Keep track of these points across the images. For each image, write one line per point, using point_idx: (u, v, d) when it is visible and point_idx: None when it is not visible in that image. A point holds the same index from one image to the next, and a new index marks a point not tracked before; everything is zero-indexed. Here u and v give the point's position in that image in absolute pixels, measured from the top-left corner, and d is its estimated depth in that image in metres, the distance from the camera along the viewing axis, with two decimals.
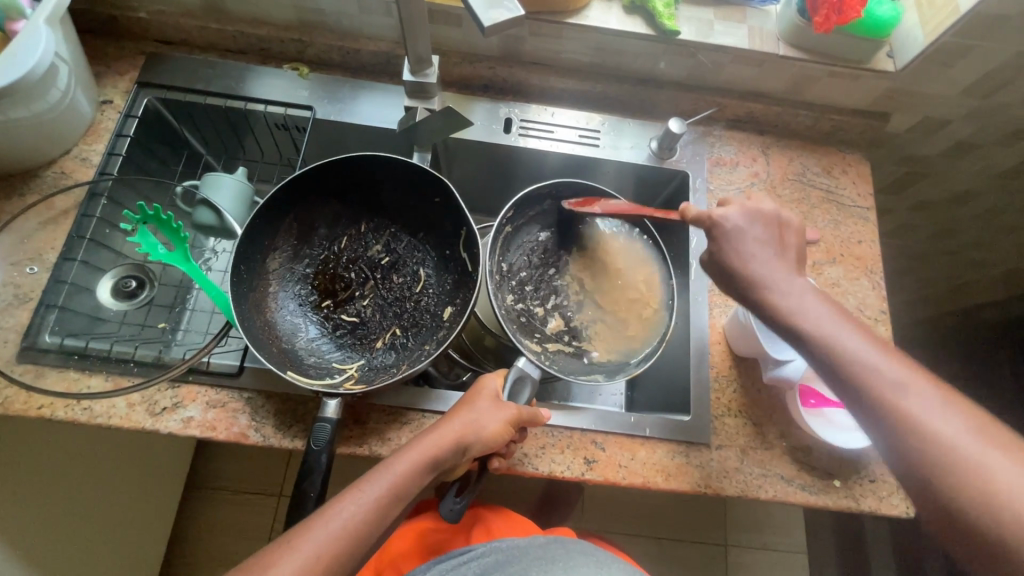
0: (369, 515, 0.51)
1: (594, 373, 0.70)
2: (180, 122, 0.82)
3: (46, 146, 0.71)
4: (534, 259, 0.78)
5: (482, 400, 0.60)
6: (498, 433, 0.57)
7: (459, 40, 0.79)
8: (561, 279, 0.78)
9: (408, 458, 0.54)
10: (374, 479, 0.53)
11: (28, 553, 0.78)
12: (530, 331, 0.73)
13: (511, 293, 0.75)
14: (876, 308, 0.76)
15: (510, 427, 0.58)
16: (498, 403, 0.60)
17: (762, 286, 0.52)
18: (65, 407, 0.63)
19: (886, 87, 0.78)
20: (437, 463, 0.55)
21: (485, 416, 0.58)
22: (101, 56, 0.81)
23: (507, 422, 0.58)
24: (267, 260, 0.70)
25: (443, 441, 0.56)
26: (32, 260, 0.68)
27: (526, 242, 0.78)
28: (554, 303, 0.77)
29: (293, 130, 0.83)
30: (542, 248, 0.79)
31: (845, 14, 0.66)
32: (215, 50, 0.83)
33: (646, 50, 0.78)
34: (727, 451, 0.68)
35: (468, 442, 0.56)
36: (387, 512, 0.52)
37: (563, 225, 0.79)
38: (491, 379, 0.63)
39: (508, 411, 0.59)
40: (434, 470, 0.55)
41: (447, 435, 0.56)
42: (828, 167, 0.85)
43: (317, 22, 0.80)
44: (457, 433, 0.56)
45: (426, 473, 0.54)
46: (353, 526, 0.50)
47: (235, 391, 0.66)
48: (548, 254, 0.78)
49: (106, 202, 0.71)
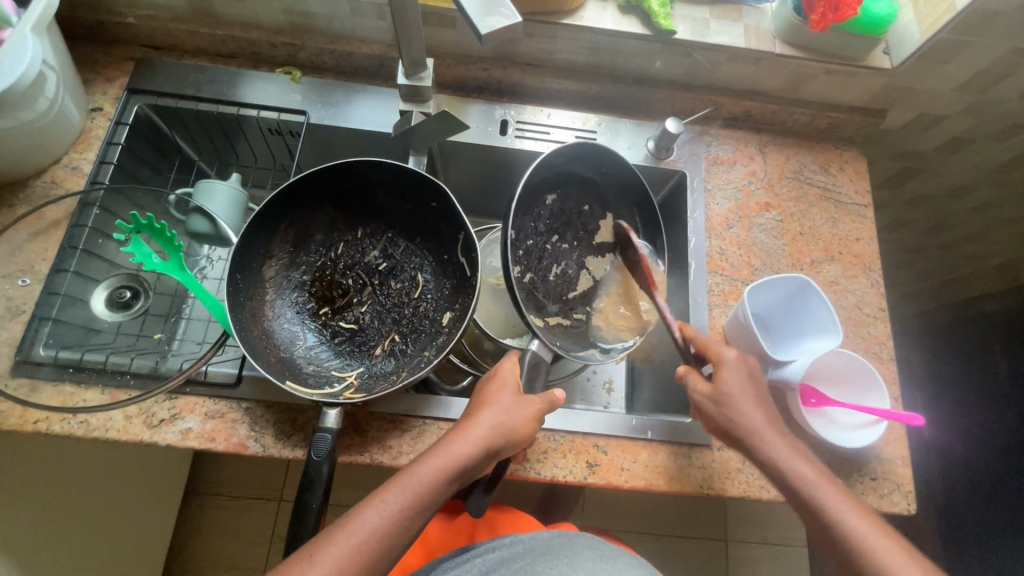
0: (393, 526, 0.51)
1: (588, 351, 0.71)
2: (170, 127, 0.81)
3: (35, 156, 0.70)
4: (541, 226, 0.74)
5: (503, 395, 0.59)
6: (523, 430, 0.57)
7: (453, 42, 0.78)
8: (562, 249, 0.76)
9: (434, 465, 0.54)
10: (398, 488, 0.52)
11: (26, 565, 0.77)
12: (535, 304, 0.71)
13: (519, 265, 0.71)
14: (875, 305, 0.77)
15: (532, 423, 0.58)
16: (522, 399, 0.59)
17: (712, 408, 0.61)
18: (61, 421, 0.62)
19: (882, 84, 0.78)
20: (464, 470, 0.55)
21: (512, 415, 0.57)
22: (89, 62, 0.79)
23: (529, 419, 0.58)
24: (264, 267, 0.69)
25: (472, 446, 0.55)
26: (23, 272, 0.67)
27: (536, 207, 0.73)
28: (555, 272, 0.76)
29: (287, 135, 0.82)
30: (549, 213, 0.75)
31: (842, 12, 0.66)
32: (205, 55, 0.82)
33: (642, 49, 0.77)
34: (729, 452, 0.68)
35: (494, 445, 0.56)
36: (411, 521, 0.52)
37: (572, 188, 0.75)
38: (507, 369, 0.61)
39: (532, 405, 0.59)
40: (462, 476, 0.55)
41: (470, 442, 0.55)
42: (825, 164, 0.85)
43: (309, 25, 0.79)
44: (485, 436, 0.56)
45: (452, 480, 0.54)
46: (377, 538, 0.50)
47: (233, 401, 0.66)
48: (554, 220, 0.75)
49: (98, 212, 0.70)
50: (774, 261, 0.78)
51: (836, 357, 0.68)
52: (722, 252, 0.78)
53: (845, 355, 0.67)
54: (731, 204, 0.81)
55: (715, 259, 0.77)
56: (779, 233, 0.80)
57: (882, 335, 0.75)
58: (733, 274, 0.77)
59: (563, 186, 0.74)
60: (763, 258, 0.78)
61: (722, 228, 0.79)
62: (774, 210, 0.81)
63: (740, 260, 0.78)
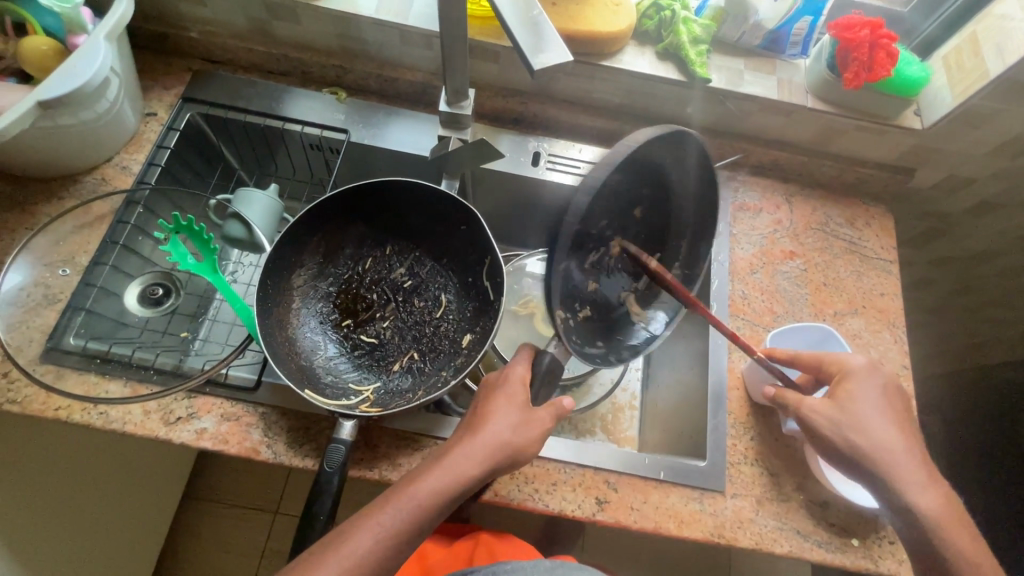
0: (387, 547, 0.50)
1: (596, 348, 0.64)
2: (217, 136, 0.85)
3: (89, 153, 0.74)
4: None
5: (510, 410, 0.56)
6: (528, 448, 0.55)
7: (494, 75, 0.82)
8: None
9: (435, 486, 0.52)
10: (394, 509, 0.51)
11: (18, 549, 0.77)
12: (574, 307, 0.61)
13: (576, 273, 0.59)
14: (898, 363, 0.75)
15: (539, 438, 0.56)
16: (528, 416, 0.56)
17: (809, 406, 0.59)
18: (81, 410, 0.63)
19: (911, 145, 0.80)
20: (466, 487, 0.53)
21: (517, 431, 0.55)
22: (150, 70, 0.84)
23: (534, 437, 0.56)
24: (293, 275, 0.71)
25: (476, 464, 0.53)
26: (64, 262, 0.69)
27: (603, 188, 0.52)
28: (610, 280, 0.65)
29: (327, 152, 0.86)
30: (632, 232, 0.61)
31: (876, 72, 0.68)
32: (258, 72, 0.87)
33: (676, 94, 0.79)
34: (742, 501, 0.67)
35: (499, 461, 0.54)
36: (408, 541, 0.51)
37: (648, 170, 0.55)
38: (518, 375, 0.58)
39: (539, 421, 0.56)
40: (463, 493, 0.53)
41: (479, 459, 0.53)
42: (851, 218, 0.85)
43: (359, 51, 0.82)
44: (489, 454, 0.53)
45: (451, 500, 0.52)
46: (372, 562, 0.49)
47: (250, 405, 0.66)
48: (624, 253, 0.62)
49: (141, 211, 0.74)
50: (797, 310, 0.78)
51: None
52: (744, 296, 0.78)
53: None
54: (756, 249, 0.81)
55: (737, 302, 0.78)
56: (802, 282, 0.80)
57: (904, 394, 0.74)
58: (754, 319, 0.77)
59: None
60: (786, 305, 0.78)
61: (746, 273, 0.80)
62: (798, 259, 0.81)
63: (762, 306, 0.78)
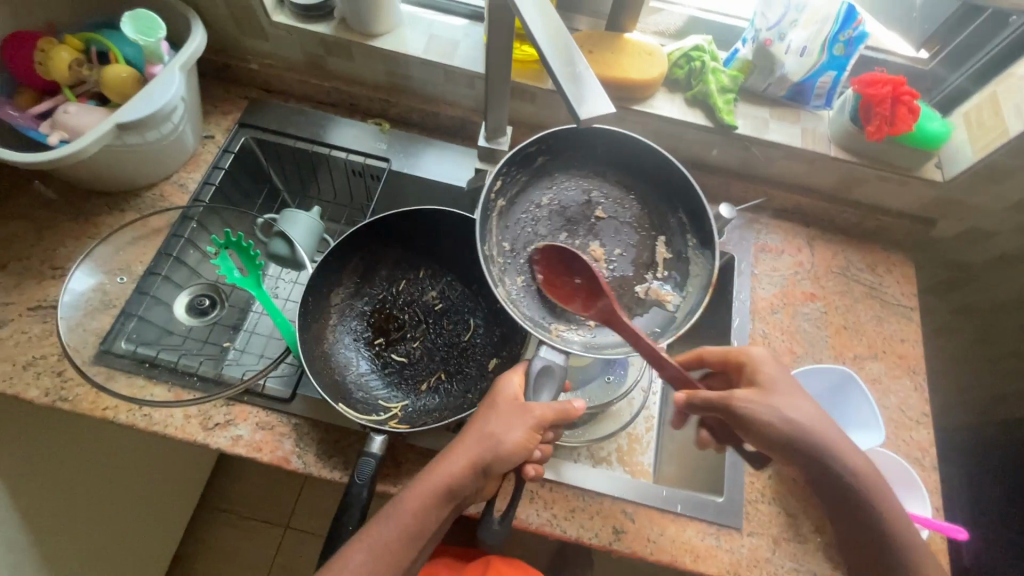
0: (385, 557, 0.53)
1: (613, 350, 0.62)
2: (267, 160, 0.91)
3: (152, 172, 0.80)
4: (540, 229, 0.67)
5: (492, 413, 0.58)
6: (517, 445, 0.55)
7: (530, 114, 0.86)
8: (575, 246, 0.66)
9: (419, 493, 0.55)
10: (384, 520, 0.55)
11: (45, 541, 0.81)
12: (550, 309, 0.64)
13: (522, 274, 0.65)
14: (918, 410, 0.76)
15: (534, 432, 0.56)
16: (512, 416, 0.57)
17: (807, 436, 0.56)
18: (127, 411, 0.67)
19: (933, 196, 0.82)
20: (453, 490, 0.55)
21: (504, 428, 0.56)
22: (210, 97, 0.90)
23: (525, 434, 0.56)
24: (332, 294, 0.75)
25: (457, 466, 0.55)
26: (122, 271, 0.74)
27: (530, 208, 0.68)
28: None
29: (368, 178, 0.90)
30: (548, 213, 0.68)
31: (897, 126, 0.72)
32: (309, 101, 0.93)
33: (702, 139, 0.83)
34: (758, 539, 0.67)
35: (486, 461, 0.55)
36: (405, 551, 0.54)
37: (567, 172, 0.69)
38: (509, 381, 0.60)
39: (529, 418, 0.56)
40: (453, 498, 0.55)
41: (462, 462, 0.55)
42: (872, 264, 0.87)
43: (405, 86, 0.88)
44: (471, 456, 0.55)
45: (441, 507, 0.55)
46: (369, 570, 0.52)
47: (284, 415, 0.69)
48: (557, 220, 0.67)
49: (194, 226, 0.78)
50: (817, 351, 0.79)
51: (884, 457, 0.69)
52: (765, 335, 0.80)
53: (894, 457, 0.68)
54: (777, 290, 0.83)
55: (758, 341, 0.79)
56: (823, 324, 0.81)
57: (924, 441, 0.74)
58: (774, 358, 0.78)
59: (561, 178, 0.69)
60: (806, 346, 0.79)
61: (767, 312, 0.82)
62: (819, 301, 0.83)
63: (782, 346, 0.79)
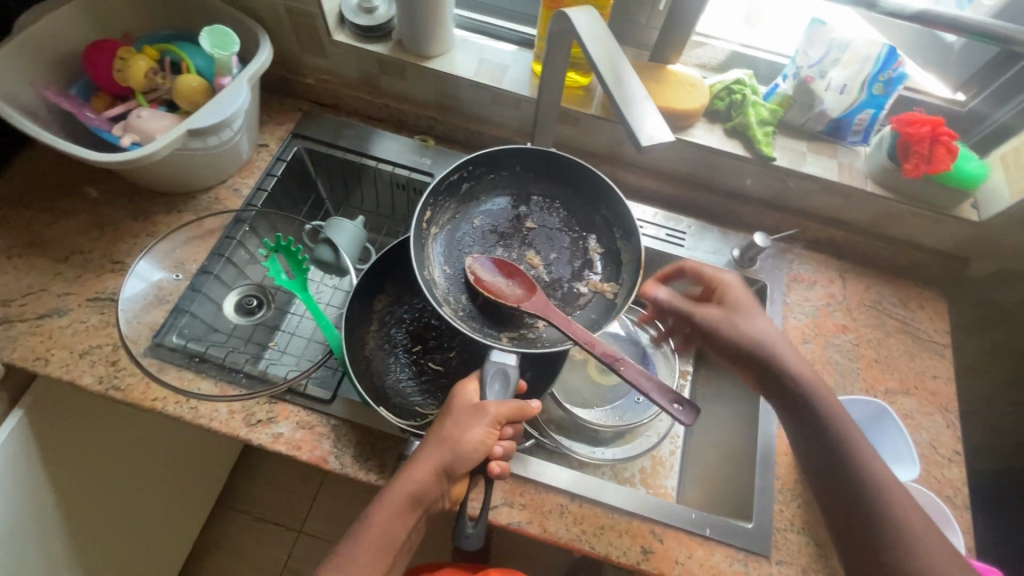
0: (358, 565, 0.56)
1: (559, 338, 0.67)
2: (316, 170, 0.94)
3: (210, 176, 0.84)
4: (475, 247, 0.73)
5: (451, 418, 0.59)
6: (472, 447, 0.57)
7: (571, 137, 0.89)
8: (512, 258, 0.73)
9: (387, 502, 0.58)
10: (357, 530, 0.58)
11: (74, 522, 0.83)
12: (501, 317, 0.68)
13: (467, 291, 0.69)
14: (950, 448, 0.76)
15: (492, 433, 0.58)
16: (468, 420, 0.58)
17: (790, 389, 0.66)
18: (175, 403, 0.69)
19: (967, 235, 0.83)
20: (418, 496, 0.57)
21: (460, 431, 0.58)
22: (266, 107, 0.95)
23: (482, 436, 0.57)
24: (375, 301, 0.77)
25: (420, 473, 0.57)
26: (176, 268, 0.77)
27: (463, 232, 0.73)
28: None
29: (411, 191, 0.94)
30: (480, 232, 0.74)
31: (935, 165, 0.73)
32: (358, 115, 0.97)
33: (738, 168, 0.85)
34: (786, 568, 0.67)
35: (445, 466, 0.57)
36: (379, 558, 0.57)
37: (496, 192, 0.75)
38: (468, 388, 0.61)
39: (484, 419, 0.58)
40: (419, 504, 0.58)
41: (424, 468, 0.57)
42: (904, 299, 0.87)
43: (453, 106, 0.92)
44: (432, 462, 0.57)
45: (409, 513, 0.57)
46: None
47: (324, 416, 0.71)
48: (490, 237, 0.74)
49: (246, 229, 0.82)
50: (848, 383, 0.79)
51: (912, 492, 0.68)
52: None
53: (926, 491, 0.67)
54: (809, 320, 0.84)
55: None
56: (854, 356, 0.82)
57: (956, 479, 0.73)
58: None
59: (489, 200, 0.75)
60: (837, 377, 0.80)
61: (798, 342, 0.82)
62: (851, 333, 0.83)
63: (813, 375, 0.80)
